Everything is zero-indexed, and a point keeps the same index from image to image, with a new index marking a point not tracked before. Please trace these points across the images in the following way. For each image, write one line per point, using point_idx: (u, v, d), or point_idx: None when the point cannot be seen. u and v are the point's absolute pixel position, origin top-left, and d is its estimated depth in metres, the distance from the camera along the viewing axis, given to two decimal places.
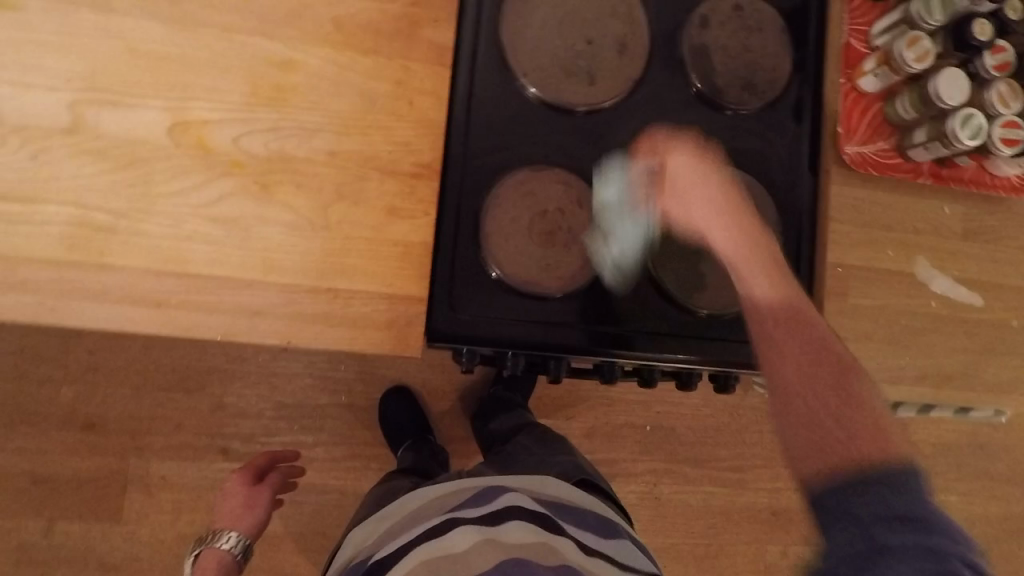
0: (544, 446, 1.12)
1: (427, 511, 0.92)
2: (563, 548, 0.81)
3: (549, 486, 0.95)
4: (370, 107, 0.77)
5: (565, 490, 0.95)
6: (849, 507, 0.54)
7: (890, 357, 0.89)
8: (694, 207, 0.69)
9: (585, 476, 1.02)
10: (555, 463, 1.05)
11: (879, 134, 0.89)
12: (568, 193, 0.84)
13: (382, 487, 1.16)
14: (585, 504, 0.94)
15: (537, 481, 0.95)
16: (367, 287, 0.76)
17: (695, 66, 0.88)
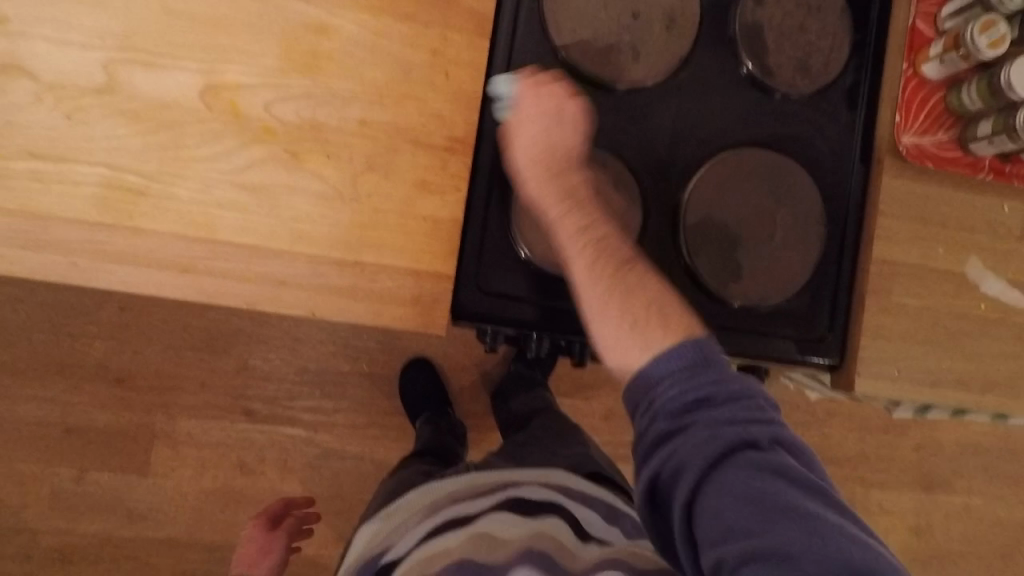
0: (557, 440, 1.12)
1: (429, 510, 0.92)
2: (558, 539, 0.81)
3: (554, 476, 0.94)
4: (405, 77, 0.75)
5: (570, 480, 0.95)
6: (654, 390, 0.64)
7: (931, 360, 0.85)
8: (528, 154, 0.73)
9: (595, 467, 1.02)
10: (566, 454, 1.06)
11: (939, 124, 0.84)
12: (604, 172, 0.80)
13: (396, 477, 1.16)
14: (591, 492, 0.94)
15: (540, 473, 0.95)
16: (393, 262, 0.75)
17: (747, 44, 0.83)
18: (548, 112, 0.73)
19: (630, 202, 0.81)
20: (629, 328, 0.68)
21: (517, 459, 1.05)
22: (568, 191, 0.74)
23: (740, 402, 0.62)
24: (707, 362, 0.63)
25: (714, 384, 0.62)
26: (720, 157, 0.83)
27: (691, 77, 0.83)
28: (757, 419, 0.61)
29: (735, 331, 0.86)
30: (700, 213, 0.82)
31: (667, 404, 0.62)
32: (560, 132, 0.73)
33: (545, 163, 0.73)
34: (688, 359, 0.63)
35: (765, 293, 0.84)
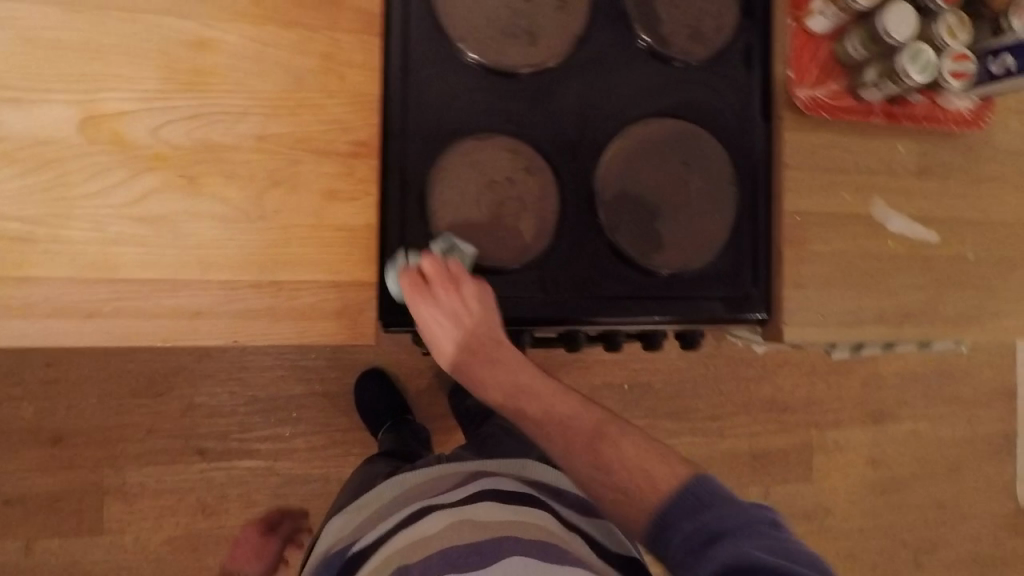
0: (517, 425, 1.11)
1: (404, 499, 0.91)
2: (542, 523, 0.79)
3: (528, 470, 0.94)
4: (298, 85, 0.72)
5: (544, 474, 0.94)
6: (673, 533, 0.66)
7: (851, 300, 0.89)
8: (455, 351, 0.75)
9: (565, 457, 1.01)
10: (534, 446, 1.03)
11: (829, 75, 0.88)
12: (516, 161, 0.81)
13: (361, 474, 1.13)
14: (566, 489, 0.93)
15: (514, 465, 0.95)
16: (313, 276, 0.73)
17: (640, 17, 0.84)
18: (457, 309, 0.74)
19: (545, 187, 0.82)
20: (611, 482, 0.72)
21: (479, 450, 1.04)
22: (517, 387, 0.76)
23: (745, 523, 0.64)
24: (709, 497, 0.66)
25: (720, 516, 0.64)
26: (628, 132, 0.84)
27: (590, 54, 0.84)
28: (757, 530, 0.63)
29: (667, 300, 0.87)
30: (615, 189, 0.84)
31: (681, 544, 0.65)
32: (478, 322, 0.75)
33: (478, 354, 0.75)
34: (687, 499, 0.67)
35: (688, 258, 0.86)
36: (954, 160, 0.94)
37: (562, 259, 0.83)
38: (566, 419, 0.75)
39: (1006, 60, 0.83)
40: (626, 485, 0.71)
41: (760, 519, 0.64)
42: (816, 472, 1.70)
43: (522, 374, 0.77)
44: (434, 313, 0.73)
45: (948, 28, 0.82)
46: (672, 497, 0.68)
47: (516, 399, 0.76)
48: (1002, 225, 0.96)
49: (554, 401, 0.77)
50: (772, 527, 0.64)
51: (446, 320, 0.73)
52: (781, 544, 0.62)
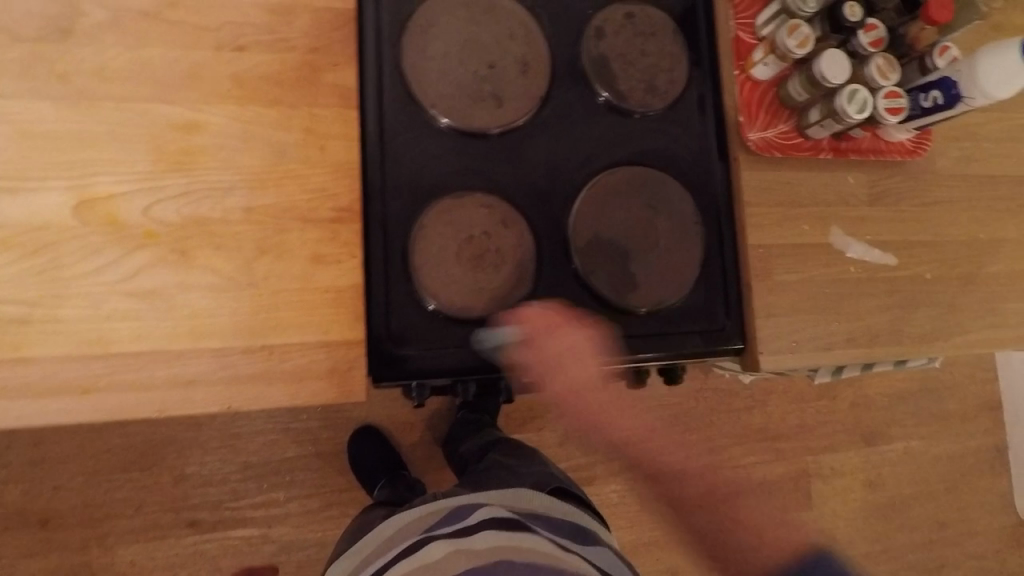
0: (512, 460, 1.09)
1: (401, 535, 0.90)
2: (540, 548, 0.80)
3: (524, 500, 0.94)
4: (282, 159, 0.77)
5: (539, 503, 0.94)
6: None
7: (821, 325, 0.93)
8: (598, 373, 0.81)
9: (559, 483, 1.00)
10: (527, 475, 1.02)
11: (777, 118, 0.95)
12: (491, 216, 0.85)
13: (359, 523, 1.13)
14: (559, 516, 0.93)
15: (510, 495, 0.94)
16: (302, 337, 0.75)
17: (597, 76, 0.91)
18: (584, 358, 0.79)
19: (522, 237, 0.86)
20: None
21: (475, 484, 1.04)
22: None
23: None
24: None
25: None
26: (594, 181, 0.89)
27: (555, 112, 0.90)
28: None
29: (647, 336, 0.90)
30: (588, 236, 0.88)
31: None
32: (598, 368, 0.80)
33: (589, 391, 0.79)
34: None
35: (663, 295, 0.90)
36: (903, 187, 1.00)
37: (543, 304, 0.86)
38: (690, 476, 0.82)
39: (935, 94, 0.90)
40: None
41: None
42: (815, 499, 1.70)
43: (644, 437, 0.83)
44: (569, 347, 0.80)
45: (878, 69, 0.89)
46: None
47: (623, 447, 0.82)
48: (954, 245, 1.02)
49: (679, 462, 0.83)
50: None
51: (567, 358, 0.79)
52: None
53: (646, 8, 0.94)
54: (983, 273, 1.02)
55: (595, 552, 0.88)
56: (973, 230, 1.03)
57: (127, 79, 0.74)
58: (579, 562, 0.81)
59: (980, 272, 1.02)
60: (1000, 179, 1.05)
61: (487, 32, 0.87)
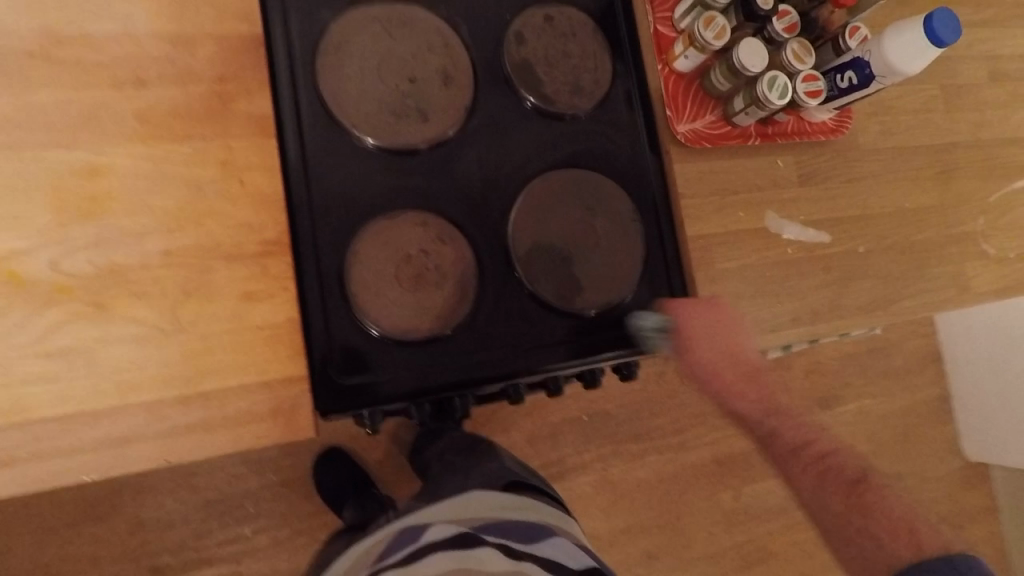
0: (466, 458, 1.05)
1: (358, 563, 0.88)
2: (488, 568, 0.76)
3: (475, 504, 0.90)
4: (199, 195, 0.73)
5: (490, 505, 0.90)
6: None
7: (763, 307, 0.96)
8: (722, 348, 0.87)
9: (511, 476, 0.98)
10: (478, 473, 0.99)
11: (704, 108, 0.98)
12: (427, 233, 0.83)
13: (328, 553, 1.10)
14: (512, 514, 0.89)
15: (459, 503, 0.90)
16: (238, 380, 0.72)
17: (522, 81, 0.90)
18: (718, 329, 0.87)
19: (460, 253, 0.84)
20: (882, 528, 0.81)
21: (432, 490, 1.01)
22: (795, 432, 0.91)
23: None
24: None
25: None
26: (529, 187, 0.89)
27: (483, 120, 0.89)
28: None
29: (597, 338, 0.89)
30: (527, 243, 0.87)
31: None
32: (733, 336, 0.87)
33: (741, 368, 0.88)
34: (942, 561, 0.74)
35: (608, 295, 0.89)
36: (830, 165, 1.03)
37: (489, 317, 0.85)
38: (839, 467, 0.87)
39: (850, 75, 0.92)
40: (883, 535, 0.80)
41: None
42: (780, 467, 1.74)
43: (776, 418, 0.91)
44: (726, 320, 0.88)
45: (795, 54, 0.91)
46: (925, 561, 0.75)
47: (775, 422, 0.91)
48: (884, 216, 1.05)
49: (818, 441, 0.90)
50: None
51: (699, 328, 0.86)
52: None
53: (564, 8, 0.94)
54: (911, 241, 1.06)
55: (553, 544, 0.85)
56: (900, 199, 1.07)
57: (19, 125, 0.69)
58: (532, 568, 0.79)
59: (910, 239, 1.06)
60: (918, 148, 1.10)
61: (405, 46, 0.85)
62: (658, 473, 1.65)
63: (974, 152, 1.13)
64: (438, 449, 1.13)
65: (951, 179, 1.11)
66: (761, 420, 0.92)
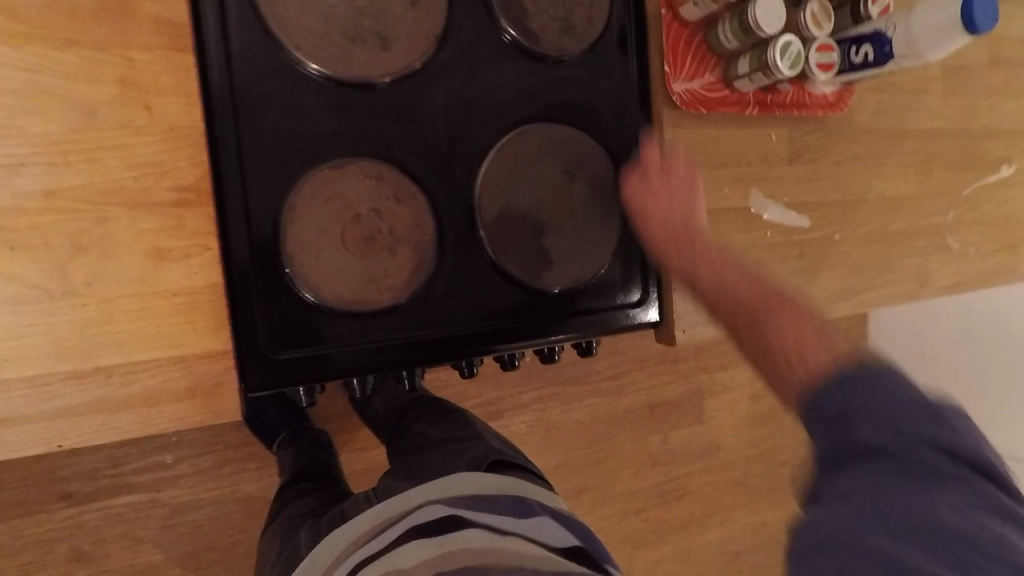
0: (442, 431, 0.85)
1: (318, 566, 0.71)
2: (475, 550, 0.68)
3: (467, 483, 0.74)
4: (92, 122, 0.58)
5: (481, 483, 0.75)
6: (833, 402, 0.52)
7: None
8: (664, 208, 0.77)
9: (501, 455, 0.79)
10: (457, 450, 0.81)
11: (704, 66, 0.86)
12: (382, 189, 0.71)
13: (272, 535, 0.86)
14: (501, 490, 0.75)
15: (449, 483, 0.74)
16: (147, 355, 0.61)
17: (504, 11, 0.76)
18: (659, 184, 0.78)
19: (419, 215, 0.73)
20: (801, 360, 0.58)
21: (412, 468, 0.81)
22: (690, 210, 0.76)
23: (882, 474, 0.48)
24: (872, 369, 0.51)
25: (925, 459, 0.48)
26: (502, 142, 0.77)
27: (455, 54, 0.75)
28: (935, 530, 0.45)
29: (560, 319, 0.82)
30: (495, 208, 0.77)
31: (823, 431, 0.52)
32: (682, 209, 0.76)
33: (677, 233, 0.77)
34: (843, 374, 0.52)
35: (577, 272, 0.81)
36: (822, 142, 0.97)
37: (446, 288, 0.76)
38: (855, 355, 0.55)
39: (867, 49, 0.82)
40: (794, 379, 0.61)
41: (951, 525, 0.45)
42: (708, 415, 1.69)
43: (723, 266, 0.70)
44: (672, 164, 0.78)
45: (813, 18, 0.81)
46: (831, 379, 0.53)
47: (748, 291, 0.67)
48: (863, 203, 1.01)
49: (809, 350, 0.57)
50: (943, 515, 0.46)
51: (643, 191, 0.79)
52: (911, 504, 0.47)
53: None
54: (883, 230, 1.03)
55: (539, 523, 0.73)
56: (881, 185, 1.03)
57: None
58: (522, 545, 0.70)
59: (884, 226, 1.03)
60: (909, 132, 1.04)
61: None
62: (596, 417, 1.55)
63: (959, 139, 1.09)
64: (403, 420, 0.93)
65: (931, 164, 1.07)
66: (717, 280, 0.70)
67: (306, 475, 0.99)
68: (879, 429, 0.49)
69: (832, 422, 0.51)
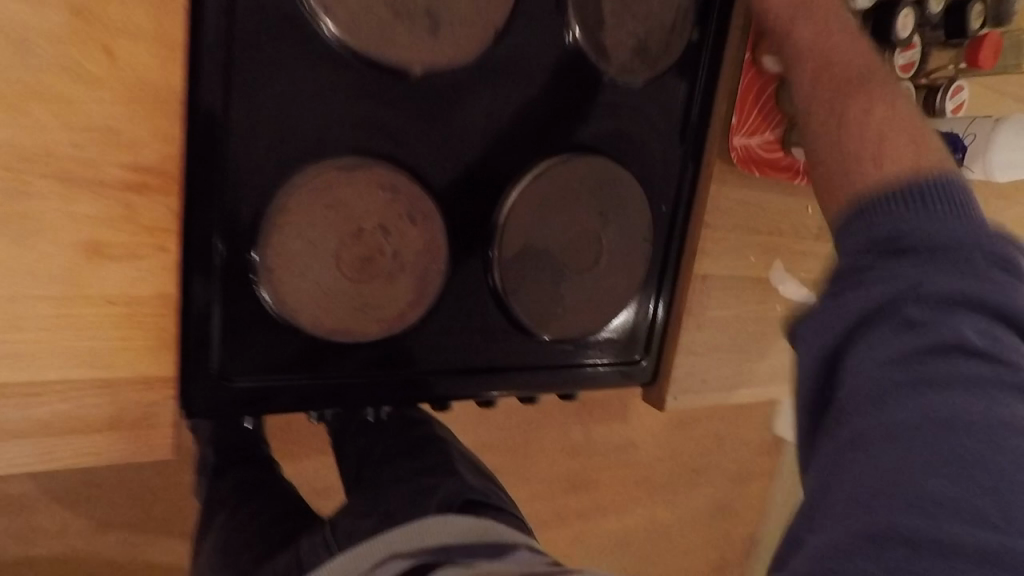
0: (403, 458, 0.71)
1: None
2: None
3: (426, 531, 0.57)
4: (24, 57, 0.41)
5: (445, 530, 0.58)
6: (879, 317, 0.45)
7: (728, 363, 0.83)
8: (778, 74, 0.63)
9: (476, 494, 0.66)
10: (423, 484, 0.66)
11: (766, 123, 0.75)
12: (394, 204, 0.59)
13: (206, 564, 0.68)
14: (471, 536, 0.58)
15: (414, 531, 0.57)
16: (61, 373, 0.47)
17: (579, 13, 0.63)
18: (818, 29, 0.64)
19: (430, 240, 0.61)
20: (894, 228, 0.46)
21: (371, 499, 0.66)
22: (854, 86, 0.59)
23: (914, 404, 0.41)
24: (948, 269, 0.45)
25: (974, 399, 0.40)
26: (541, 169, 0.65)
27: (511, 53, 0.62)
28: (969, 431, 0.39)
29: (554, 369, 0.74)
30: (519, 243, 0.66)
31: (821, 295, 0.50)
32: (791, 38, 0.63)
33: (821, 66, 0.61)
34: (906, 197, 0.48)
35: (586, 327, 0.72)
36: None
37: (441, 325, 0.66)
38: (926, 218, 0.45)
39: None
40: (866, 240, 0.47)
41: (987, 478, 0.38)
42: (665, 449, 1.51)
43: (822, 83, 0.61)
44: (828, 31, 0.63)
45: None
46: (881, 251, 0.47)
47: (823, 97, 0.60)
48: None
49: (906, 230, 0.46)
50: (986, 452, 0.38)
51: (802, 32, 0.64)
52: (962, 420, 0.39)
53: None
54: None
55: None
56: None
57: None
58: None
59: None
60: None
61: None
62: None
63: None
64: (349, 425, 0.78)
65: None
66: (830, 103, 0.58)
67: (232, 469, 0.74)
68: (959, 342, 0.42)
69: (893, 280, 0.45)
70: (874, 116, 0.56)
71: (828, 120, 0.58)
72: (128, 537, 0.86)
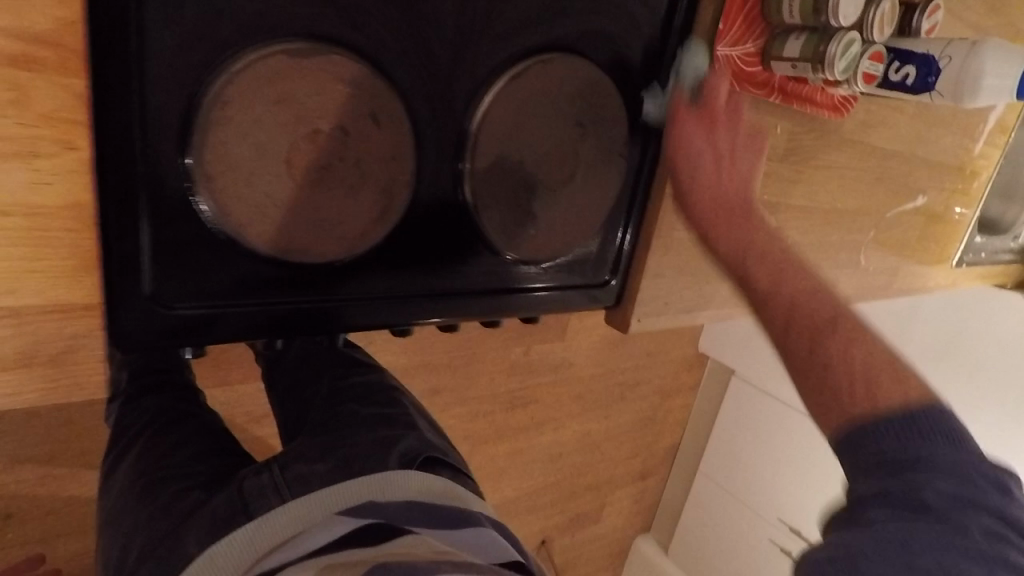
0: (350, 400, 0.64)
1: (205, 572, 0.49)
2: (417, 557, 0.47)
3: (390, 484, 0.55)
4: None
5: (402, 485, 0.55)
6: (874, 444, 0.44)
7: (691, 288, 0.79)
8: (692, 157, 0.61)
9: (436, 452, 0.61)
10: (373, 436, 0.60)
11: (750, 33, 0.72)
12: (351, 104, 0.51)
13: (120, 491, 0.58)
14: (426, 492, 0.55)
15: (372, 482, 0.54)
16: None
17: None
18: (709, 137, 0.62)
19: (395, 146, 0.55)
20: (844, 372, 0.47)
21: (325, 442, 0.59)
22: None
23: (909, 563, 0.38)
24: (945, 433, 0.43)
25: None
26: (518, 71, 0.58)
27: None
28: None
29: (523, 292, 0.69)
30: (493, 155, 0.60)
31: (854, 447, 0.45)
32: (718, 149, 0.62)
33: (712, 192, 0.60)
34: (899, 419, 0.43)
35: (551, 249, 0.67)
36: (821, 147, 0.87)
37: (402, 247, 0.60)
38: (854, 360, 0.48)
39: (909, 70, 0.76)
40: (808, 354, 0.50)
41: None
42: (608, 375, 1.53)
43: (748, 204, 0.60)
44: (731, 141, 0.63)
45: (881, 17, 0.71)
46: (888, 417, 0.44)
47: (748, 220, 0.59)
48: (844, 213, 0.95)
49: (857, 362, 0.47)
50: None
51: (678, 148, 0.61)
52: None
53: None
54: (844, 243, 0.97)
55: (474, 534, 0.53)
56: (865, 197, 0.96)
57: None
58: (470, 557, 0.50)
59: (854, 235, 0.97)
60: (897, 153, 0.97)
61: None
62: None
63: (934, 170, 1.02)
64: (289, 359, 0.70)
65: (914, 177, 1.01)
66: (747, 248, 0.57)
67: (147, 390, 0.65)
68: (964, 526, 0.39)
69: (904, 442, 0.43)
70: (855, 353, 0.48)
71: (806, 342, 0.50)
72: (44, 473, 0.78)
